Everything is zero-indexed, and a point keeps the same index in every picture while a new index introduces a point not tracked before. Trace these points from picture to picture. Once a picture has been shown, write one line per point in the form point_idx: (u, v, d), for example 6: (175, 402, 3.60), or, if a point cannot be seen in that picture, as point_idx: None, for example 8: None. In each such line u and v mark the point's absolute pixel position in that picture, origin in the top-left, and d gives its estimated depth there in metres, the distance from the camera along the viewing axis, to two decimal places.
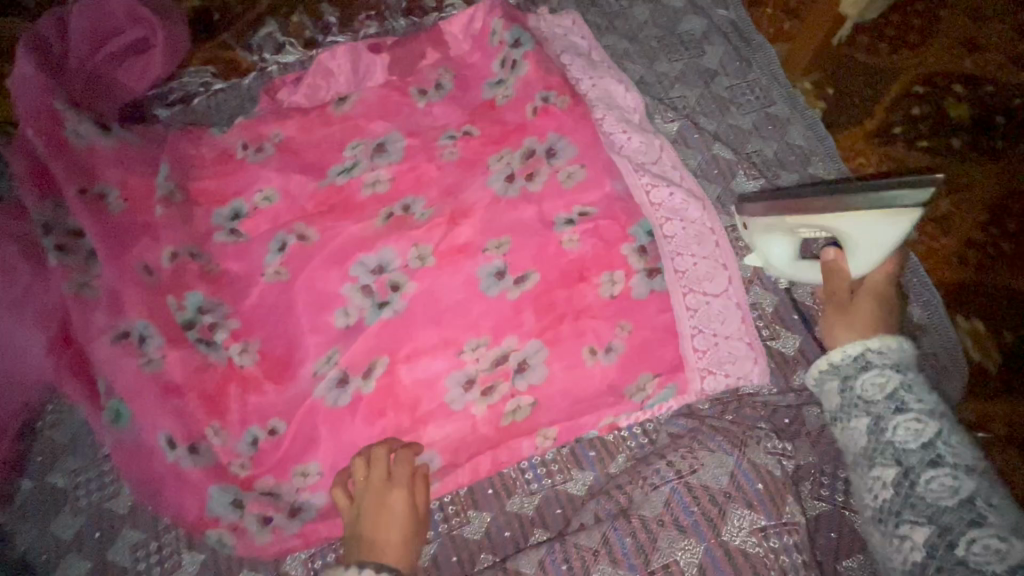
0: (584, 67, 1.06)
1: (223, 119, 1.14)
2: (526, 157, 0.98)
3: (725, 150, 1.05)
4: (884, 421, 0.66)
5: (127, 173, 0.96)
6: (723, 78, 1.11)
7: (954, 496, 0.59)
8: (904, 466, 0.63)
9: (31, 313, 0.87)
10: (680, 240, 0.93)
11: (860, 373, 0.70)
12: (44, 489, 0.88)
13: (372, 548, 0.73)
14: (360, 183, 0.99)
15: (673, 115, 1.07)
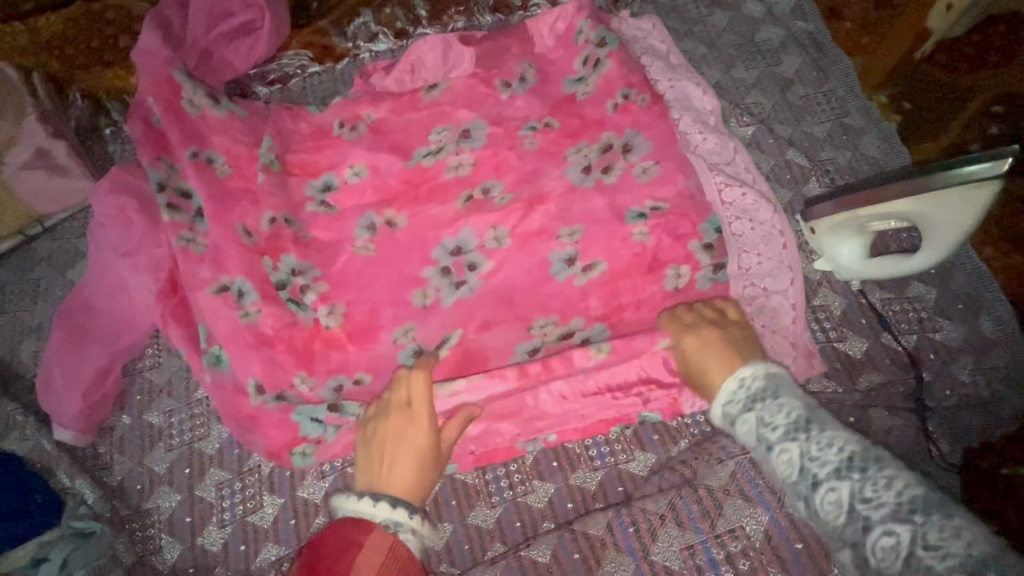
0: (663, 68, 1.10)
1: (317, 100, 1.23)
2: (604, 151, 1.02)
3: (798, 156, 1.07)
4: (770, 445, 0.65)
5: (232, 141, 1.01)
6: (799, 86, 1.14)
7: (843, 508, 0.57)
8: (805, 496, 0.61)
9: (143, 261, 0.92)
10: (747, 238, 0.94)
11: (771, 454, 0.64)
12: (143, 426, 0.95)
13: (382, 482, 0.73)
14: (445, 166, 1.04)
15: (749, 120, 1.11)
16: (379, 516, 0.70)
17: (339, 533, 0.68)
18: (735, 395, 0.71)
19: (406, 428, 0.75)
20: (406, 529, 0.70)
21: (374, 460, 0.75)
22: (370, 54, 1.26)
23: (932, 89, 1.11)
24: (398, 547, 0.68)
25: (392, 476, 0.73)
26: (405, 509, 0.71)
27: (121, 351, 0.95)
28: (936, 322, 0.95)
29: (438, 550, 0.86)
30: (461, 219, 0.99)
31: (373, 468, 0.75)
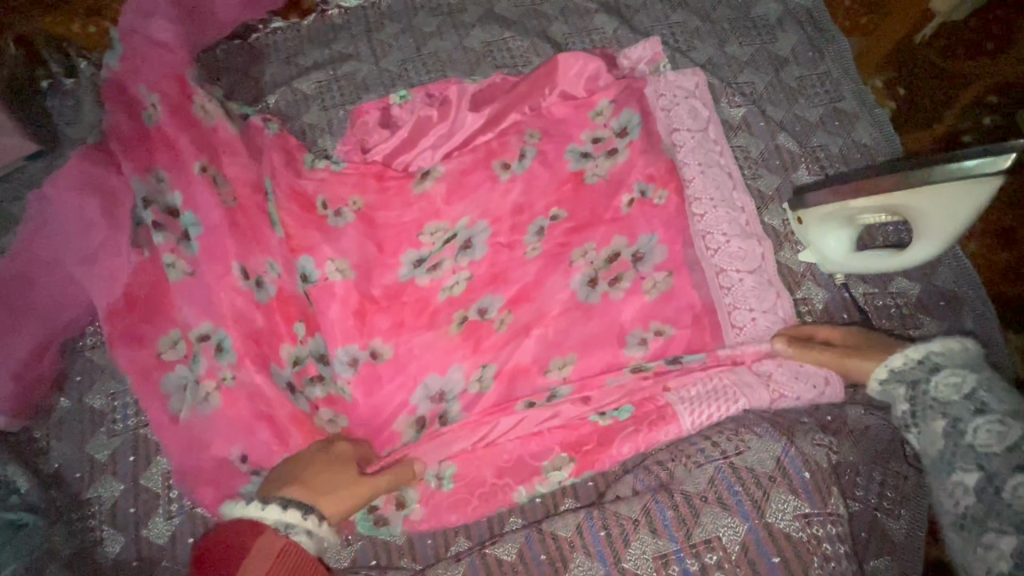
0: (688, 115, 1.03)
1: (280, 60, 1.10)
2: (612, 257, 0.96)
3: (790, 141, 1.02)
4: (963, 424, 0.65)
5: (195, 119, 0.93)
6: (793, 67, 1.08)
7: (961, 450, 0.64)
8: (983, 469, 0.62)
9: (86, 241, 0.85)
10: (738, 288, 0.93)
11: (927, 417, 0.68)
12: (84, 410, 0.88)
13: (289, 486, 0.71)
14: (439, 286, 0.93)
15: (741, 100, 1.05)
16: (269, 518, 0.67)
17: (226, 535, 0.65)
18: (928, 356, 0.71)
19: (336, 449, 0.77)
20: (299, 530, 0.68)
21: (289, 470, 0.74)
22: (339, 10, 1.13)
23: (929, 74, 1.07)
24: (289, 551, 0.65)
25: (303, 481, 0.72)
26: (300, 510, 0.68)
27: (61, 328, 0.89)
28: (918, 319, 0.93)
29: (401, 544, 0.82)
30: (448, 350, 0.90)
31: (285, 473, 0.73)
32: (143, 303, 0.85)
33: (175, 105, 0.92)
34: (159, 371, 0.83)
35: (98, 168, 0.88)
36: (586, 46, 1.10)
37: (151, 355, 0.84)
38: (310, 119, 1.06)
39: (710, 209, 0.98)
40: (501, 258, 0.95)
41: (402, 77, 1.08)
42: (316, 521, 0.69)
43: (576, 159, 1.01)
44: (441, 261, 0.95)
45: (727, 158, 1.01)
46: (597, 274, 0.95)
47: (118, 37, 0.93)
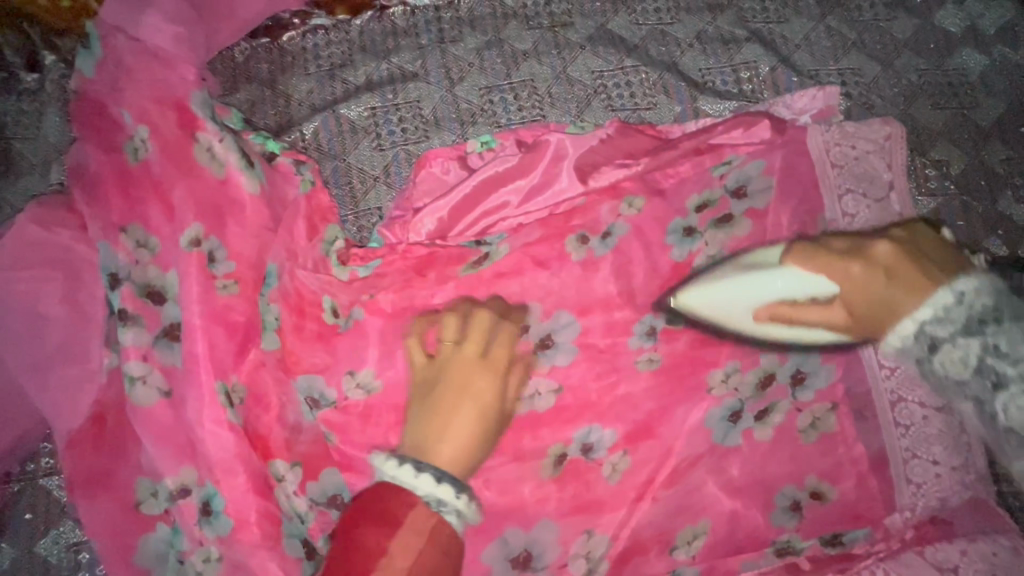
0: (858, 176, 0.78)
1: (320, 68, 0.82)
2: (761, 384, 0.72)
3: (999, 248, 0.78)
4: (987, 405, 0.57)
5: (188, 180, 0.66)
6: (997, 144, 0.83)
7: (966, 368, 0.58)
8: (988, 342, 0.56)
9: (55, 348, 0.61)
10: (918, 430, 0.70)
11: (931, 352, 0.59)
12: (29, 564, 0.63)
13: (434, 450, 0.58)
14: (516, 395, 0.69)
15: (934, 185, 0.80)
16: (422, 491, 0.54)
17: (367, 502, 0.53)
18: (924, 330, 0.59)
19: (476, 388, 0.63)
20: (452, 509, 0.53)
21: (427, 421, 0.60)
22: (404, 10, 0.84)
23: None
24: (441, 532, 0.53)
25: (454, 437, 0.59)
26: (454, 486, 0.54)
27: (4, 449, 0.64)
28: None
29: None
30: (541, 499, 0.67)
31: (422, 431, 0.60)
32: (112, 433, 0.62)
33: (172, 143, 0.66)
34: (136, 531, 0.60)
35: (66, 236, 0.64)
36: (729, 88, 0.83)
37: (127, 508, 0.60)
38: (358, 160, 0.79)
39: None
40: (612, 381, 0.71)
41: (485, 113, 0.81)
42: (466, 499, 0.55)
43: (677, 241, 0.74)
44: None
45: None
46: (742, 406, 0.72)
47: (98, 37, 0.68)
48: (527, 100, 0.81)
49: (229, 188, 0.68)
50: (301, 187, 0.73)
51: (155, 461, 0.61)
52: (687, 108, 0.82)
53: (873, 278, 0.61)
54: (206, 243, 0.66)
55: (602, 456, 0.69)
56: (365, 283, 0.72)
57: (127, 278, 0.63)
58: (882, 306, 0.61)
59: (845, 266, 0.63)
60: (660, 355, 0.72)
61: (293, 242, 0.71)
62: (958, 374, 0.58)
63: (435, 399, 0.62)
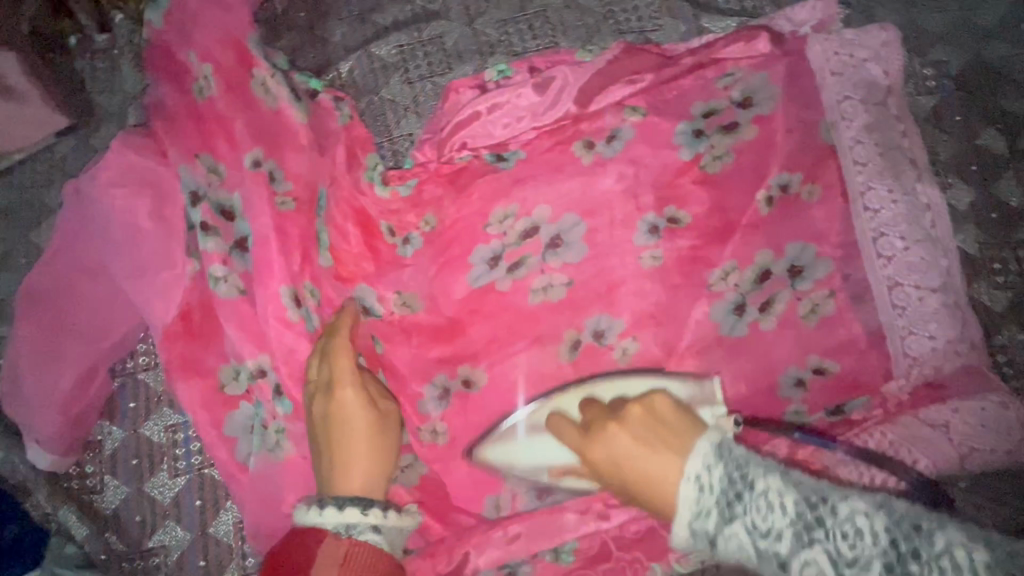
0: (858, 83, 0.83)
1: (352, 14, 0.90)
2: (760, 278, 0.80)
3: (997, 140, 0.81)
4: (841, 530, 0.42)
5: (245, 112, 0.75)
6: (1001, 42, 0.85)
7: (791, 560, 0.43)
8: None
9: (148, 255, 0.72)
10: (912, 310, 0.77)
11: (726, 531, 0.45)
12: (140, 443, 0.76)
13: (333, 481, 0.60)
14: (528, 288, 0.79)
15: (934, 85, 0.83)
16: (328, 523, 0.56)
17: (295, 549, 0.56)
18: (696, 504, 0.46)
19: (354, 408, 0.64)
20: (364, 528, 0.57)
21: (324, 451, 0.63)
22: None
23: None
24: (357, 554, 0.56)
25: (347, 461, 0.61)
26: (359, 507, 0.57)
27: (108, 350, 0.75)
28: None
29: None
30: (563, 374, 0.77)
31: (324, 461, 0.62)
32: (198, 325, 0.73)
33: (230, 79, 0.75)
34: (225, 408, 0.71)
35: (147, 161, 0.74)
36: (732, 7, 0.88)
37: (213, 389, 0.71)
38: (391, 93, 0.87)
39: (888, 205, 0.79)
40: (623, 272, 0.79)
41: (503, 44, 0.88)
42: (380, 513, 0.58)
43: (686, 143, 0.82)
44: (523, 258, 0.79)
45: (911, 139, 0.82)
46: (744, 299, 0.79)
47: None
48: (540, 30, 0.88)
49: (282, 118, 0.77)
50: (340, 120, 0.81)
51: (233, 347, 0.70)
52: (692, 28, 0.88)
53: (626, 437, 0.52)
54: (265, 164, 0.75)
55: (611, 341, 0.78)
56: (408, 201, 0.79)
57: (205, 196, 0.73)
58: (614, 467, 0.53)
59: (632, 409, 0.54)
60: (662, 253, 0.80)
61: (335, 170, 0.78)
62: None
63: (319, 439, 0.64)
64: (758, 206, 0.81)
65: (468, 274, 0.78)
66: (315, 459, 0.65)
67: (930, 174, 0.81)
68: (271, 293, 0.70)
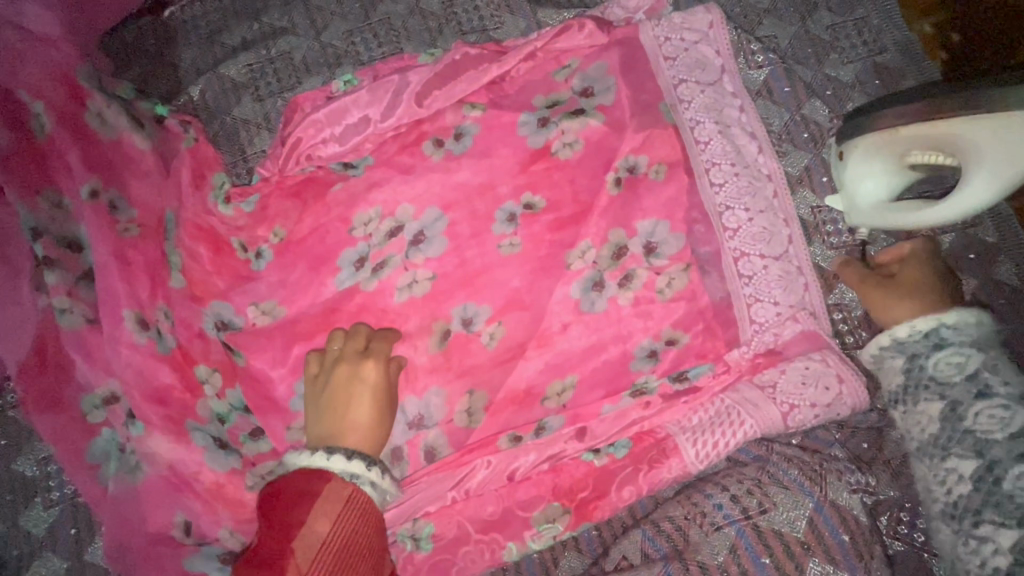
0: (692, 64, 0.85)
1: (200, 37, 0.91)
2: (616, 255, 0.79)
3: (822, 109, 0.85)
4: (962, 408, 0.58)
5: (82, 143, 0.76)
6: (824, 13, 0.89)
7: (958, 373, 0.60)
8: (988, 459, 0.54)
9: None
10: (759, 277, 0.78)
11: (936, 351, 0.62)
12: (12, 480, 0.77)
13: (339, 437, 0.64)
14: (393, 286, 0.78)
15: (763, 59, 0.87)
16: (335, 468, 0.60)
17: (294, 484, 0.58)
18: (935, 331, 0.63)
19: (364, 381, 0.67)
20: (365, 480, 0.61)
21: (327, 412, 0.66)
22: None
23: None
24: (357, 498, 0.59)
25: (356, 427, 0.65)
26: (364, 460, 0.61)
27: None
28: None
29: None
30: (429, 368, 0.76)
31: (325, 420, 0.66)
32: (55, 358, 0.71)
33: (63, 111, 0.75)
34: (81, 437, 0.71)
35: None
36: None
37: (73, 420, 0.71)
38: (243, 112, 0.89)
39: (731, 178, 0.81)
40: (480, 265, 0.78)
41: (349, 54, 0.90)
42: (379, 471, 0.62)
43: (534, 130, 0.82)
44: (386, 258, 0.79)
45: (746, 114, 0.84)
46: (602, 276, 0.79)
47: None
48: (385, 37, 0.90)
49: (122, 146, 0.79)
50: (184, 143, 0.84)
51: (86, 377, 0.71)
52: (531, 22, 0.90)
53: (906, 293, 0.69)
54: (104, 193, 0.75)
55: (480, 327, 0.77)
56: (252, 216, 0.82)
57: (47, 231, 0.72)
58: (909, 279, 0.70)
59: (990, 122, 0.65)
60: (520, 239, 0.79)
61: (181, 191, 0.82)
62: (984, 432, 0.55)
63: (327, 398, 0.67)
64: (607, 186, 0.81)
65: (334, 278, 0.79)
66: (310, 424, 0.67)
67: (769, 145, 0.84)
68: (115, 320, 0.71)
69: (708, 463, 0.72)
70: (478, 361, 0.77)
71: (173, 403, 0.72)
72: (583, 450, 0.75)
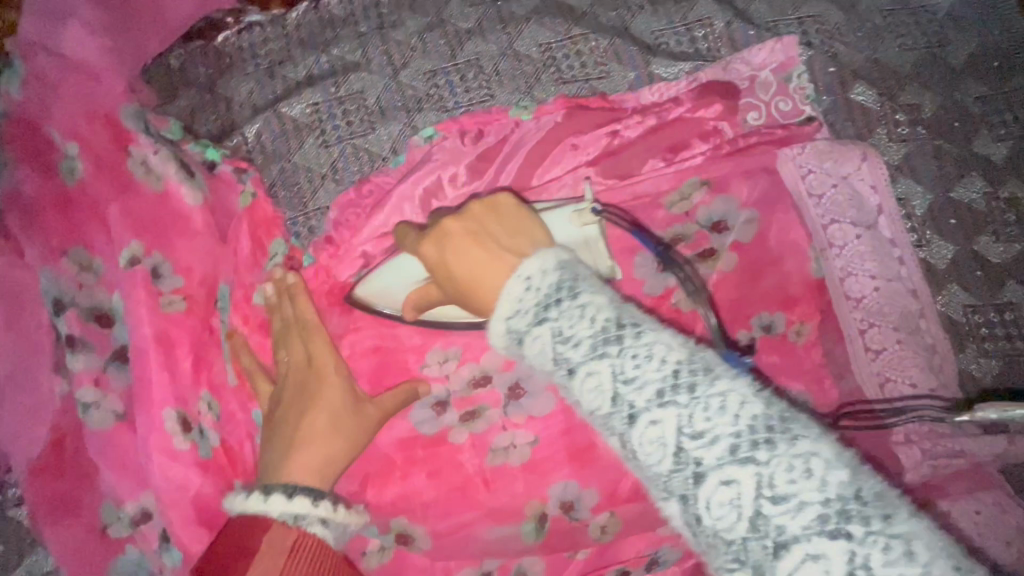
0: (819, 148, 0.75)
1: (259, 67, 0.79)
2: None
3: (973, 192, 0.75)
4: (761, 520, 0.33)
5: (127, 202, 0.63)
6: (973, 82, 0.78)
7: (665, 453, 0.36)
8: (848, 550, 0.31)
9: None
10: (889, 354, 0.70)
11: (523, 345, 0.44)
12: None
13: (282, 471, 0.54)
14: (487, 448, 0.67)
15: (906, 131, 0.77)
16: (272, 511, 0.49)
17: (239, 536, 0.49)
18: (529, 296, 0.44)
19: (308, 400, 0.60)
20: (314, 521, 0.50)
21: (279, 434, 0.58)
22: None
23: None
24: (304, 545, 0.49)
25: (316, 440, 0.57)
26: (310, 497, 0.50)
27: None
28: None
29: None
30: (524, 479, 0.66)
31: (273, 448, 0.57)
32: (72, 462, 0.56)
33: (104, 159, 0.63)
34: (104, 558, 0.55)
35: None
36: (684, 49, 0.80)
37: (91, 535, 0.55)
38: (304, 158, 0.76)
39: (871, 294, 0.72)
40: None
41: (432, 98, 0.78)
42: (331, 505, 0.51)
43: (651, 274, 0.73)
44: (479, 409, 0.69)
45: (886, 209, 0.75)
46: None
47: (20, 54, 0.62)
48: (474, 80, 0.78)
49: (169, 201, 0.66)
50: (241, 200, 0.71)
51: (111, 486, 0.57)
52: (641, 74, 0.79)
53: (462, 234, 0.52)
54: (146, 260, 0.63)
55: (574, 428, 0.67)
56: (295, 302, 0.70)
57: (73, 302, 0.58)
58: (453, 284, 0.53)
59: (443, 225, 0.54)
60: None
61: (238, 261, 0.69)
62: (726, 532, 0.34)
63: (280, 412, 0.60)
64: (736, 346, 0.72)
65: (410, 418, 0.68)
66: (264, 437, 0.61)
67: (899, 220, 0.74)
68: (155, 419, 0.59)
69: None
70: (569, 458, 0.66)
71: (216, 525, 0.60)
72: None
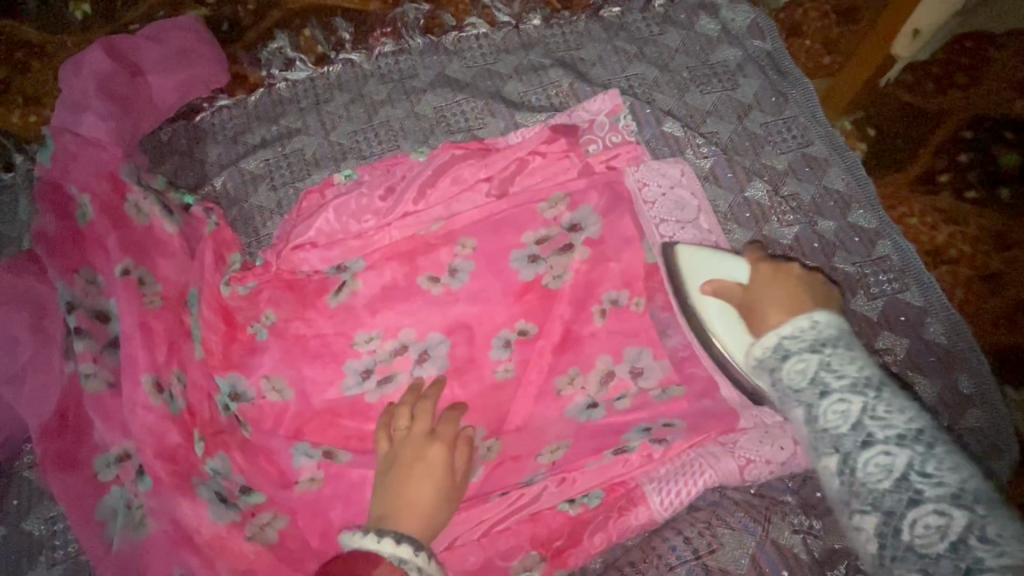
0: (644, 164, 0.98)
1: (225, 137, 1.06)
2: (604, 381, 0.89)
3: (760, 191, 0.99)
4: (852, 459, 0.61)
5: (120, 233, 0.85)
6: (757, 112, 1.04)
7: (803, 377, 0.67)
8: (842, 452, 0.62)
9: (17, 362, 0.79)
10: None
11: (784, 363, 0.69)
12: (19, 539, 0.81)
13: (391, 519, 0.70)
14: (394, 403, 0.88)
15: (707, 149, 1.02)
16: (385, 551, 0.65)
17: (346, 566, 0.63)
18: (782, 343, 0.70)
19: (426, 473, 0.74)
20: (413, 566, 0.65)
21: (394, 493, 0.73)
22: (287, 83, 1.10)
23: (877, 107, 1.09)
24: None
25: (413, 505, 0.72)
26: (412, 545, 0.65)
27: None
28: (911, 378, 0.88)
29: None
30: None
31: (387, 497, 0.73)
32: (75, 420, 0.77)
33: (108, 204, 0.87)
34: (96, 494, 0.75)
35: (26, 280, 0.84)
36: (541, 104, 1.07)
37: (87, 479, 0.75)
38: (259, 200, 1.02)
39: None
40: (450, 321, 0.91)
41: (353, 149, 1.05)
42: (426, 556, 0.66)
43: (526, 266, 0.93)
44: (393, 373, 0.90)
45: (699, 200, 0.97)
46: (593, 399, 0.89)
47: (50, 135, 0.88)
48: (385, 136, 1.05)
49: (154, 232, 0.89)
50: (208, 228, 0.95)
51: (104, 435, 0.76)
52: (509, 123, 1.06)
53: (764, 275, 0.78)
54: (135, 271, 0.84)
55: (460, 383, 0.88)
56: (248, 298, 0.92)
57: (80, 305, 0.80)
58: (762, 301, 0.76)
59: (764, 268, 0.79)
60: (499, 309, 0.91)
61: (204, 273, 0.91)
62: (877, 484, 0.59)
63: (395, 468, 0.75)
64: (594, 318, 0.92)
65: (339, 384, 0.89)
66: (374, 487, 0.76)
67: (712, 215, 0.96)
68: (132, 385, 0.77)
69: (673, 510, 0.80)
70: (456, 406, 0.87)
71: (180, 462, 0.78)
72: (561, 501, 0.81)
